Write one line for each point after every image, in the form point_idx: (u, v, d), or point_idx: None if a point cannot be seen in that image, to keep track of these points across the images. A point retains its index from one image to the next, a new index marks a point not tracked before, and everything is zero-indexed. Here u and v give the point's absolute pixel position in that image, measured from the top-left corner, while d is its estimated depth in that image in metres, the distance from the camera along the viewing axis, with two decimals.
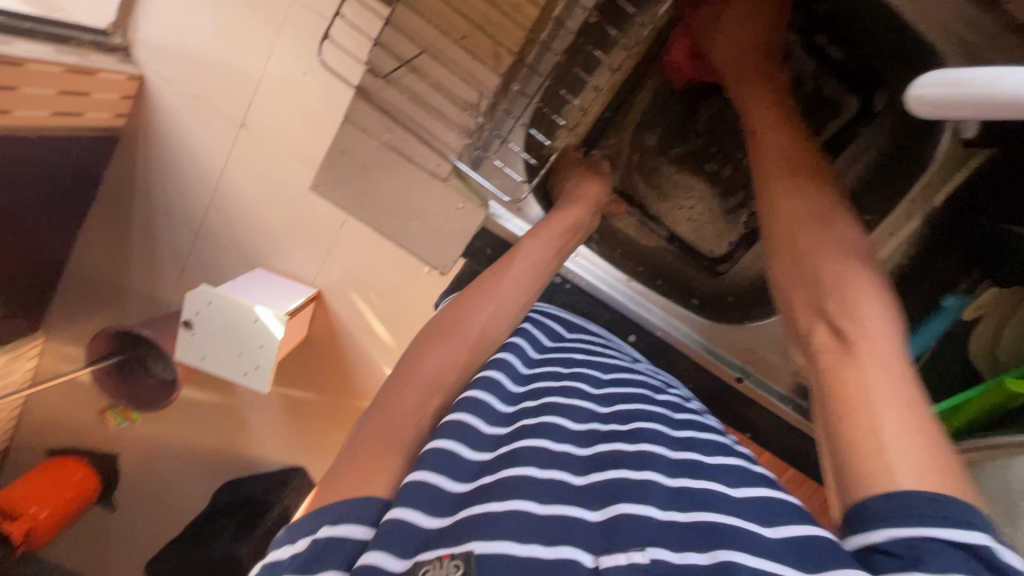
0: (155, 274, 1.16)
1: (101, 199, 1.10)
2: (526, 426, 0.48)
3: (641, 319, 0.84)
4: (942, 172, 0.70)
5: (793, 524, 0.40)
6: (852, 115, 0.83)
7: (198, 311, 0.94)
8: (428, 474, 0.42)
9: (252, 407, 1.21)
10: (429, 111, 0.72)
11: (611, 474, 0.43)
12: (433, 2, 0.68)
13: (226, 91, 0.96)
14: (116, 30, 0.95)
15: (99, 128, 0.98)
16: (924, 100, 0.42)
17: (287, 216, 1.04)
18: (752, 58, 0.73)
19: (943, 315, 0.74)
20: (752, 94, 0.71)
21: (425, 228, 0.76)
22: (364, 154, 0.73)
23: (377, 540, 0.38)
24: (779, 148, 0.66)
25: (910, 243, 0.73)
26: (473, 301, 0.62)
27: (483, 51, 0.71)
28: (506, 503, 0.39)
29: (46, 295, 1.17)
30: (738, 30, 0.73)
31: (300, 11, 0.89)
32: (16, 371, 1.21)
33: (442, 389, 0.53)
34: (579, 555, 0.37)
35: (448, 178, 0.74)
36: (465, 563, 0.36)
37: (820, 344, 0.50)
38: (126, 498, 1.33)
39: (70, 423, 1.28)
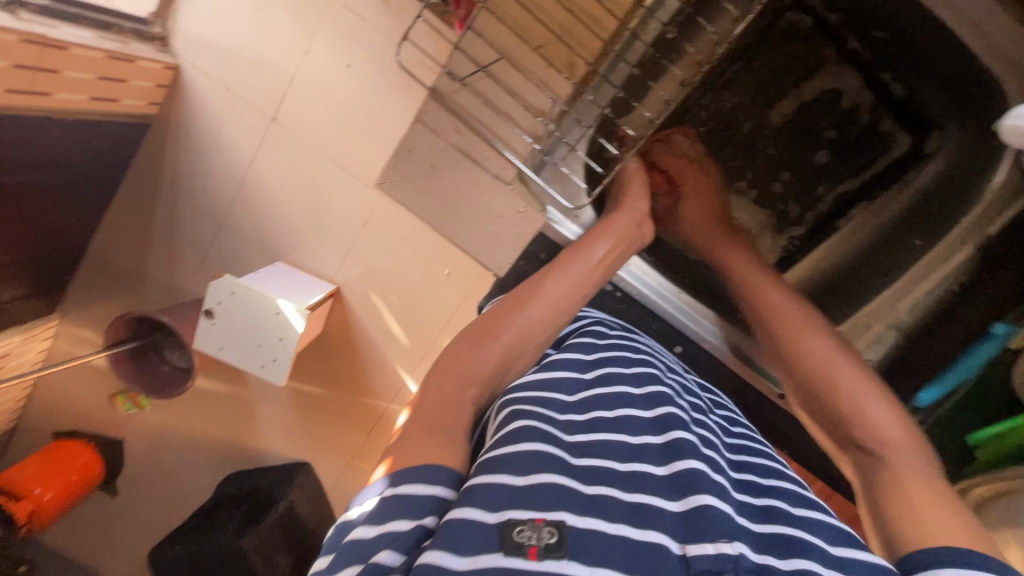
0: (176, 261, 1.16)
1: (128, 184, 1.11)
2: (602, 418, 0.51)
3: (688, 331, 0.87)
4: (999, 203, 0.82)
5: (856, 549, 0.43)
6: (903, 152, 0.94)
7: (221, 301, 0.94)
8: (515, 444, 0.44)
9: (263, 400, 1.21)
10: (499, 114, 0.78)
11: (690, 464, 0.45)
12: (517, 13, 0.75)
13: (260, 85, 0.97)
14: (156, 20, 0.96)
15: (132, 114, 1.00)
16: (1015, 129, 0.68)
17: (313, 213, 1.05)
18: (713, 228, 0.88)
19: (993, 340, 0.84)
20: (727, 254, 0.85)
21: (484, 228, 0.83)
22: (431, 155, 0.79)
23: (466, 497, 0.40)
24: (775, 299, 0.77)
25: (961, 266, 0.85)
26: (526, 298, 0.61)
27: (559, 60, 0.78)
28: (593, 488, 0.42)
29: (65, 277, 1.17)
30: (699, 207, 0.89)
31: (339, 11, 0.90)
32: (30, 352, 1.21)
33: (481, 380, 0.54)
34: (665, 542, 0.39)
35: (511, 180, 0.80)
36: (559, 531, 0.38)
37: (856, 461, 0.61)
38: (131, 485, 1.32)
39: (80, 407, 1.28)
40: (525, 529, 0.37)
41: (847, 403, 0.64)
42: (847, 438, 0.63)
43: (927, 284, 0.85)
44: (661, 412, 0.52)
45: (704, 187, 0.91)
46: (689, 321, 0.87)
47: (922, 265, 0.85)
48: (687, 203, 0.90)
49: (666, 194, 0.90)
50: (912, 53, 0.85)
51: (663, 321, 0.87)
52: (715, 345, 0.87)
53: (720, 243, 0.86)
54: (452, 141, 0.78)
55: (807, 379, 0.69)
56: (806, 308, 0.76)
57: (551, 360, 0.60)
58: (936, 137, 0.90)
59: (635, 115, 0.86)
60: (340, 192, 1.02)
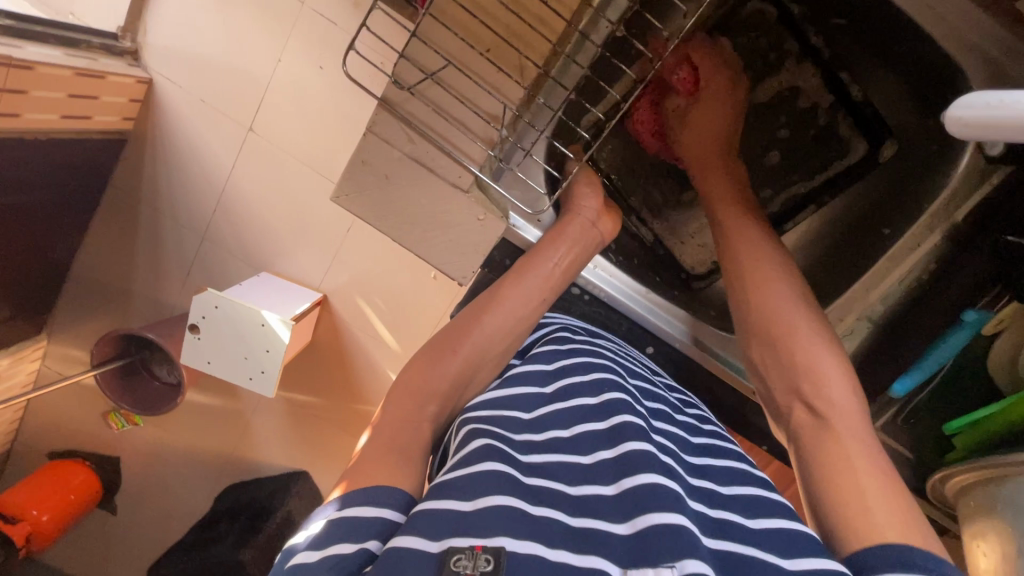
0: (160, 278, 1.15)
1: (108, 202, 1.10)
2: (559, 438, 0.51)
3: (659, 330, 0.86)
4: (962, 196, 0.75)
5: (814, 557, 0.42)
6: (859, 158, 0.90)
7: (205, 315, 0.93)
8: (467, 466, 0.44)
9: (256, 411, 1.20)
10: (449, 122, 0.70)
11: (642, 480, 0.44)
12: (461, 15, 0.66)
13: (235, 96, 0.96)
14: (125, 34, 0.95)
15: (107, 131, 0.99)
16: (963, 122, 0.46)
17: (295, 222, 1.05)
18: (710, 151, 0.83)
19: (965, 329, 0.76)
20: (714, 185, 0.80)
21: (437, 237, 0.76)
22: (384, 164, 0.72)
23: (407, 525, 0.39)
24: (748, 241, 0.73)
25: (929, 262, 0.78)
26: (483, 309, 0.62)
27: (507, 64, 0.69)
28: (539, 510, 0.42)
29: (49, 298, 1.16)
30: (707, 123, 0.84)
31: (310, 17, 0.89)
32: (20, 374, 1.20)
33: (438, 399, 0.54)
34: (606, 566, 0.38)
35: (469, 188, 0.74)
36: (496, 558, 0.37)
37: (799, 423, 0.59)
38: (129, 502, 1.32)
39: (73, 426, 1.27)
40: (462, 557, 0.37)
41: (799, 371, 0.61)
42: (795, 393, 0.61)
43: (890, 282, 0.80)
44: (616, 421, 0.50)
45: (721, 106, 0.85)
46: (662, 320, 0.86)
47: (885, 262, 0.80)
48: (694, 118, 0.86)
49: (684, 95, 0.87)
50: (875, 40, 0.81)
51: (633, 324, 0.86)
52: (683, 342, 0.86)
53: (713, 169, 0.82)
54: (406, 151, 0.72)
55: (765, 341, 0.66)
56: (787, 264, 0.71)
57: (514, 374, 0.59)
58: (891, 146, 0.87)
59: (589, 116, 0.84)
60: (322, 199, 1.01)
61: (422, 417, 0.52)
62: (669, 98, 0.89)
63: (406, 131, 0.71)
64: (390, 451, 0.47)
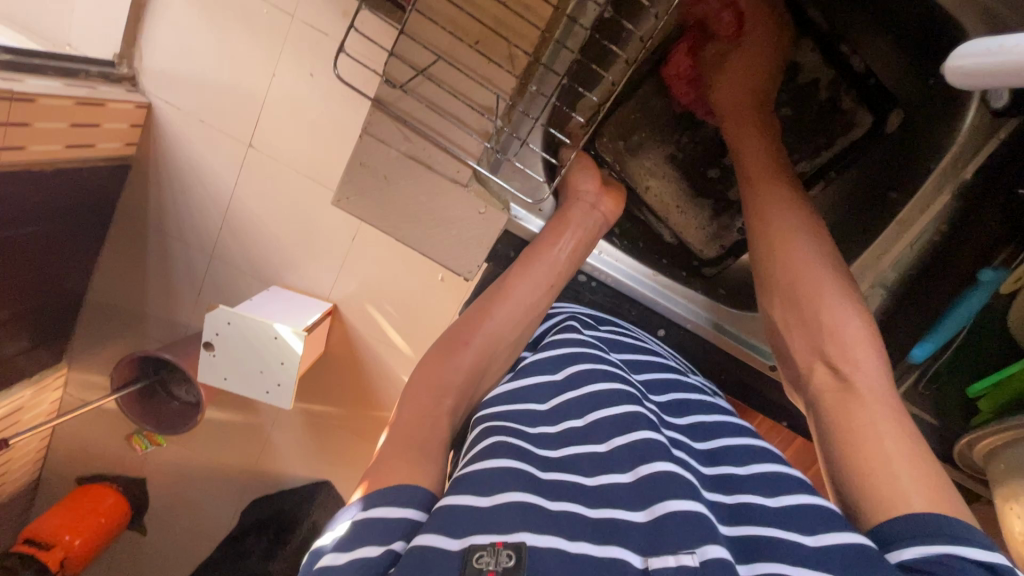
0: (173, 298, 1.17)
1: (117, 227, 1.12)
2: (573, 429, 0.51)
3: (669, 313, 0.85)
4: (971, 144, 0.75)
5: (831, 533, 0.41)
6: (861, 135, 0.88)
7: (219, 331, 0.94)
8: (484, 461, 0.44)
9: (275, 424, 1.22)
10: (446, 118, 0.71)
11: (657, 468, 0.44)
12: (446, 9, 0.67)
13: (234, 113, 0.97)
14: (122, 60, 0.96)
15: (111, 157, 1.00)
16: (966, 70, 0.45)
17: (301, 235, 1.05)
18: (746, 105, 0.80)
19: (982, 289, 0.75)
20: (747, 143, 0.76)
21: (445, 234, 0.76)
22: (384, 165, 0.72)
23: (431, 522, 0.39)
24: (783, 212, 0.69)
25: (942, 218, 0.77)
26: (491, 305, 0.62)
27: (497, 55, 0.69)
28: (558, 505, 0.42)
29: (67, 325, 1.18)
30: (742, 74, 0.81)
31: (301, 28, 0.90)
32: (43, 403, 1.22)
33: (454, 390, 0.54)
34: (626, 555, 0.39)
35: (468, 183, 0.74)
36: (517, 553, 0.37)
37: (822, 383, 0.59)
38: (158, 522, 1.34)
39: (98, 451, 1.29)
40: (484, 553, 0.36)
41: (827, 336, 0.60)
42: (818, 352, 0.61)
43: (906, 240, 0.79)
44: (627, 409, 0.50)
45: (755, 62, 0.81)
46: (670, 303, 0.85)
47: (897, 223, 0.79)
48: (732, 64, 0.81)
49: (722, 40, 0.83)
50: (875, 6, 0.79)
51: (643, 308, 0.85)
52: (698, 324, 0.85)
53: (745, 133, 0.77)
54: (402, 150, 0.72)
55: (804, 319, 0.63)
56: (824, 246, 0.66)
57: (525, 366, 0.59)
58: (896, 117, 0.84)
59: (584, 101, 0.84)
60: (325, 210, 1.02)
61: (440, 410, 0.52)
62: (705, 45, 0.84)
63: (402, 128, 0.71)
64: (409, 449, 0.47)
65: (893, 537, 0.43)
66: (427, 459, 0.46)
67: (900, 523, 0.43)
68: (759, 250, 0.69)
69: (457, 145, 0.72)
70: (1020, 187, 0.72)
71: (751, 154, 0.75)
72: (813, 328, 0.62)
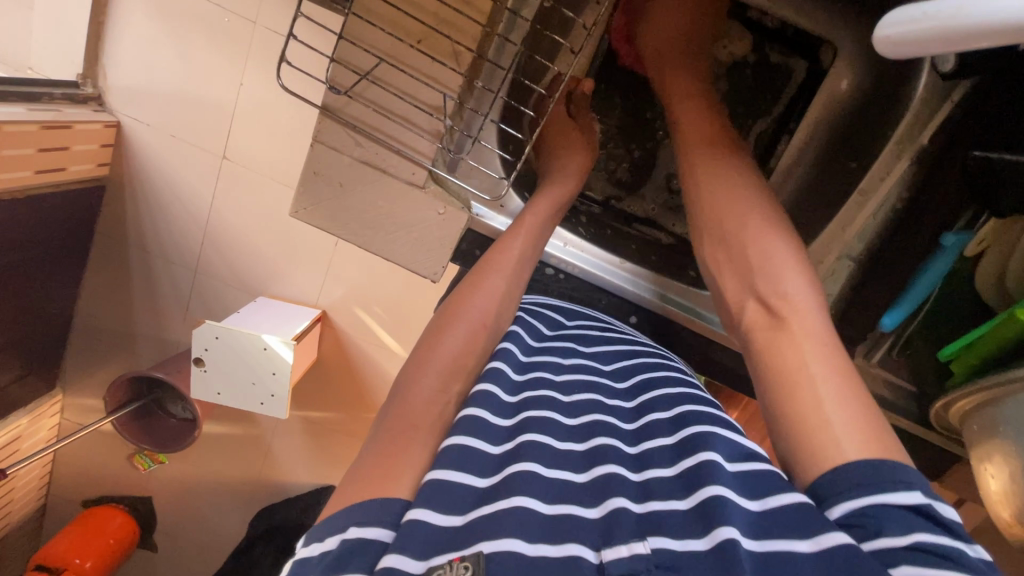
0: (161, 316, 1.17)
1: (97, 249, 1.11)
2: (530, 419, 0.50)
3: (639, 299, 0.86)
4: (926, 109, 0.72)
5: (778, 494, 0.42)
6: (802, 80, 0.88)
7: (207, 347, 0.94)
8: (441, 470, 0.44)
9: (274, 433, 1.22)
10: (398, 121, 0.70)
11: (610, 468, 0.46)
12: (385, 10, 0.65)
13: (203, 126, 0.96)
14: (86, 80, 0.95)
15: (83, 179, 0.99)
16: (892, 40, 0.42)
17: (280, 242, 1.05)
18: (675, 52, 0.79)
19: (947, 252, 0.74)
20: (675, 86, 0.77)
21: (406, 238, 0.77)
22: (338, 171, 0.72)
23: (396, 541, 0.39)
24: (708, 159, 0.69)
25: (903, 185, 0.75)
26: (468, 287, 0.64)
27: (441, 52, 0.67)
28: (512, 500, 0.41)
29: (58, 352, 1.18)
30: (667, 18, 0.81)
31: (264, 34, 0.89)
32: (40, 430, 1.22)
33: (465, 373, 0.57)
34: (583, 552, 0.39)
35: (425, 185, 0.74)
36: (475, 563, 0.37)
37: (751, 318, 0.57)
38: (168, 538, 1.35)
39: (102, 473, 1.30)
40: (440, 571, 0.37)
41: (756, 271, 0.59)
42: (748, 290, 0.59)
43: (868, 212, 0.76)
44: (585, 420, 0.53)
45: None
46: (638, 289, 0.86)
47: (858, 193, 0.76)
48: (658, 13, 0.81)
49: None
50: None
51: (613, 296, 0.86)
52: (669, 310, 0.85)
53: (672, 70, 0.78)
54: (356, 155, 0.72)
55: (717, 235, 0.64)
56: (750, 180, 0.66)
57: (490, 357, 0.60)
58: (830, 50, 0.83)
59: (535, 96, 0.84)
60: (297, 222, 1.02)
61: (446, 397, 0.54)
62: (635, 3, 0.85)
63: (351, 134, 0.71)
64: (414, 442, 0.48)
65: (822, 495, 0.42)
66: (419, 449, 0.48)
67: (830, 480, 0.42)
68: (689, 180, 0.70)
69: (411, 148, 0.72)
70: (973, 151, 0.66)
71: (679, 91, 0.76)
72: (749, 237, 0.61)
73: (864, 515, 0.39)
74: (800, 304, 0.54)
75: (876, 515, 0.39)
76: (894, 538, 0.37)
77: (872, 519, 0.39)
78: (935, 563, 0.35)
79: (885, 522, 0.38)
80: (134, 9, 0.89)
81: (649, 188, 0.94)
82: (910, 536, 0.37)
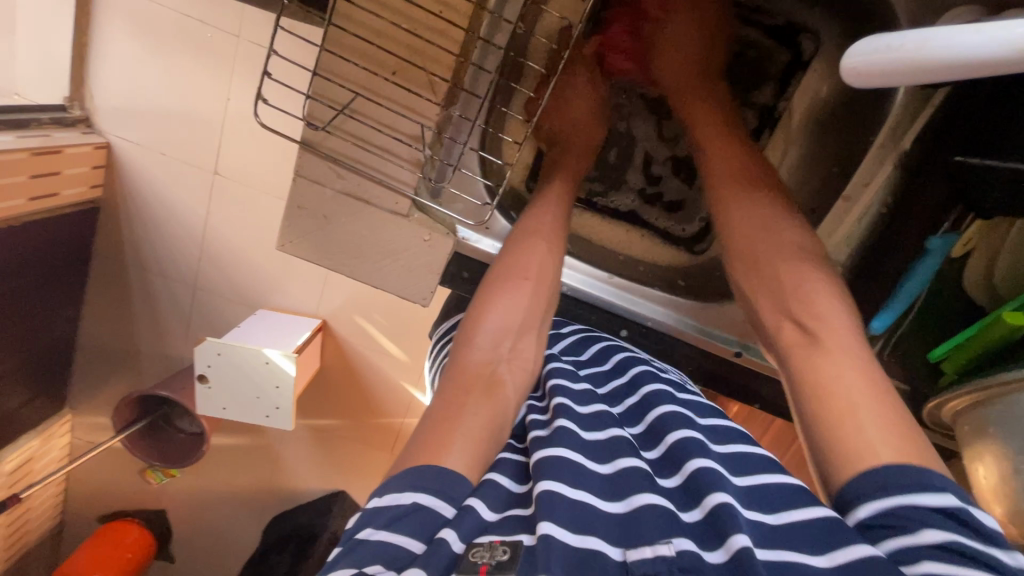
0: (163, 334, 1.17)
1: (96, 270, 1.11)
2: (564, 407, 0.52)
3: (630, 313, 0.87)
4: (907, 112, 0.72)
5: (796, 508, 0.42)
6: (781, 69, 0.83)
7: (210, 363, 0.94)
8: (497, 475, 0.46)
9: (283, 443, 1.23)
10: (377, 152, 0.70)
11: (633, 461, 0.45)
12: (355, 44, 0.65)
13: (194, 142, 0.96)
14: (73, 103, 0.94)
15: (78, 202, 0.99)
16: (859, 71, 0.39)
17: (276, 255, 1.05)
18: (691, 78, 0.77)
19: (930, 257, 0.72)
20: (700, 120, 0.74)
21: (395, 264, 0.77)
22: (321, 205, 0.73)
23: (453, 520, 0.40)
24: (747, 210, 0.66)
25: (886, 189, 0.75)
26: (499, 281, 0.64)
27: (418, 83, 0.67)
28: (542, 484, 0.41)
29: (64, 372, 1.19)
30: (685, 47, 0.78)
31: (248, 48, 0.88)
32: (53, 450, 1.24)
33: (512, 332, 0.60)
34: (605, 548, 0.39)
35: (409, 214, 0.74)
36: (512, 549, 0.38)
37: (786, 339, 0.57)
38: (185, 548, 1.37)
39: (116, 488, 1.31)
40: (479, 549, 0.38)
41: (791, 298, 0.58)
42: (783, 313, 0.58)
43: (852, 219, 0.77)
44: (595, 409, 0.53)
45: (702, 22, 0.78)
46: (630, 302, 0.88)
47: (843, 198, 0.77)
48: (671, 42, 0.78)
49: (649, 19, 0.81)
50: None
51: (601, 310, 0.87)
52: (659, 321, 0.87)
53: (695, 105, 0.75)
54: (338, 187, 0.73)
55: (766, 275, 0.62)
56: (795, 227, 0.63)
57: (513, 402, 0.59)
58: (812, 40, 0.81)
59: (511, 121, 0.84)
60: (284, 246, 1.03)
61: (500, 354, 0.57)
62: (640, 24, 0.82)
63: (333, 168, 0.71)
64: (468, 403, 0.50)
65: (850, 496, 0.43)
66: (469, 412, 0.49)
67: (859, 481, 0.43)
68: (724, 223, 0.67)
69: (394, 178, 0.72)
70: (956, 155, 0.65)
71: (708, 128, 0.73)
72: (789, 279, 0.59)
73: (900, 513, 0.40)
74: (835, 324, 0.54)
75: (914, 511, 0.39)
76: (930, 534, 0.38)
77: (911, 517, 0.39)
78: (971, 564, 0.36)
79: (924, 520, 0.39)
80: (116, 29, 0.89)
81: (630, 178, 0.91)
82: (947, 534, 0.38)
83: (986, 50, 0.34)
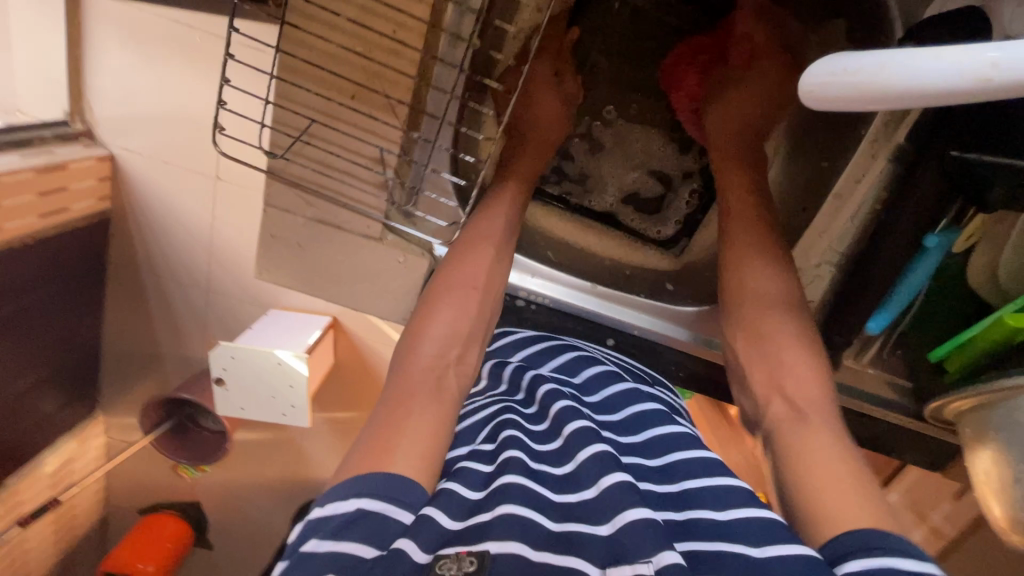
0: (182, 337, 1.21)
1: (111, 279, 1.14)
2: (554, 448, 0.54)
3: (616, 323, 0.88)
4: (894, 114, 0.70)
5: (778, 543, 0.44)
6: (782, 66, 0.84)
7: (225, 366, 0.97)
8: (457, 484, 0.48)
9: (304, 436, 1.27)
10: (342, 177, 0.73)
11: (616, 477, 0.47)
12: (314, 71, 0.66)
13: (192, 150, 0.97)
14: (74, 117, 0.95)
15: (87, 216, 1.01)
16: (817, 94, 0.43)
17: None
18: (741, 145, 0.79)
19: (930, 254, 0.72)
20: (730, 179, 0.77)
21: (372, 287, 0.80)
22: (295, 233, 0.76)
23: (410, 529, 0.43)
24: (758, 283, 0.70)
25: (881, 184, 0.73)
26: (446, 300, 0.64)
27: (377, 108, 0.69)
28: (506, 507, 0.45)
29: (91, 378, 1.24)
30: (729, 116, 0.80)
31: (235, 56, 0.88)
32: (88, 451, 1.30)
33: (461, 338, 0.61)
34: (586, 567, 0.42)
35: (381, 236, 0.77)
36: (479, 559, 0.41)
37: (776, 413, 0.61)
38: (220, 537, 1.44)
39: (151, 483, 1.38)
40: (446, 561, 0.41)
41: (785, 370, 0.63)
42: (777, 390, 0.63)
43: (848, 211, 0.76)
44: (569, 429, 0.54)
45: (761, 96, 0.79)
46: (617, 313, 0.88)
47: (833, 196, 0.76)
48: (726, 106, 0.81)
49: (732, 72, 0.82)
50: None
51: (589, 321, 0.88)
52: (643, 329, 0.88)
53: (729, 162, 0.78)
54: (308, 214, 0.76)
55: (751, 335, 0.68)
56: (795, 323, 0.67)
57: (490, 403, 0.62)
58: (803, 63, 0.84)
59: (482, 144, 0.84)
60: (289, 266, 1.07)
61: (448, 361, 0.59)
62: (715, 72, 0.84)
63: (302, 195, 0.74)
64: (412, 406, 0.52)
65: (836, 553, 0.45)
66: (414, 418, 0.51)
67: (846, 540, 0.45)
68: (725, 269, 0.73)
69: (359, 202, 0.74)
70: (953, 151, 0.61)
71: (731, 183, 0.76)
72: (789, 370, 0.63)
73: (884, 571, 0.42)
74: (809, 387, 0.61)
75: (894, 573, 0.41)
76: None
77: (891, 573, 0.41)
78: None
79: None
80: (107, 39, 0.89)
81: (608, 182, 0.95)
82: None
83: (950, 76, 0.37)
